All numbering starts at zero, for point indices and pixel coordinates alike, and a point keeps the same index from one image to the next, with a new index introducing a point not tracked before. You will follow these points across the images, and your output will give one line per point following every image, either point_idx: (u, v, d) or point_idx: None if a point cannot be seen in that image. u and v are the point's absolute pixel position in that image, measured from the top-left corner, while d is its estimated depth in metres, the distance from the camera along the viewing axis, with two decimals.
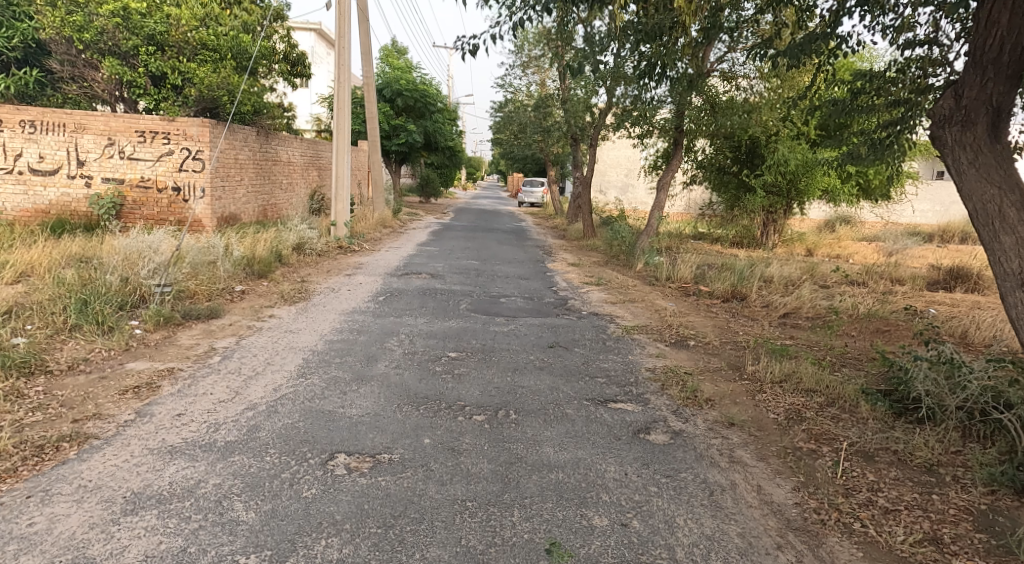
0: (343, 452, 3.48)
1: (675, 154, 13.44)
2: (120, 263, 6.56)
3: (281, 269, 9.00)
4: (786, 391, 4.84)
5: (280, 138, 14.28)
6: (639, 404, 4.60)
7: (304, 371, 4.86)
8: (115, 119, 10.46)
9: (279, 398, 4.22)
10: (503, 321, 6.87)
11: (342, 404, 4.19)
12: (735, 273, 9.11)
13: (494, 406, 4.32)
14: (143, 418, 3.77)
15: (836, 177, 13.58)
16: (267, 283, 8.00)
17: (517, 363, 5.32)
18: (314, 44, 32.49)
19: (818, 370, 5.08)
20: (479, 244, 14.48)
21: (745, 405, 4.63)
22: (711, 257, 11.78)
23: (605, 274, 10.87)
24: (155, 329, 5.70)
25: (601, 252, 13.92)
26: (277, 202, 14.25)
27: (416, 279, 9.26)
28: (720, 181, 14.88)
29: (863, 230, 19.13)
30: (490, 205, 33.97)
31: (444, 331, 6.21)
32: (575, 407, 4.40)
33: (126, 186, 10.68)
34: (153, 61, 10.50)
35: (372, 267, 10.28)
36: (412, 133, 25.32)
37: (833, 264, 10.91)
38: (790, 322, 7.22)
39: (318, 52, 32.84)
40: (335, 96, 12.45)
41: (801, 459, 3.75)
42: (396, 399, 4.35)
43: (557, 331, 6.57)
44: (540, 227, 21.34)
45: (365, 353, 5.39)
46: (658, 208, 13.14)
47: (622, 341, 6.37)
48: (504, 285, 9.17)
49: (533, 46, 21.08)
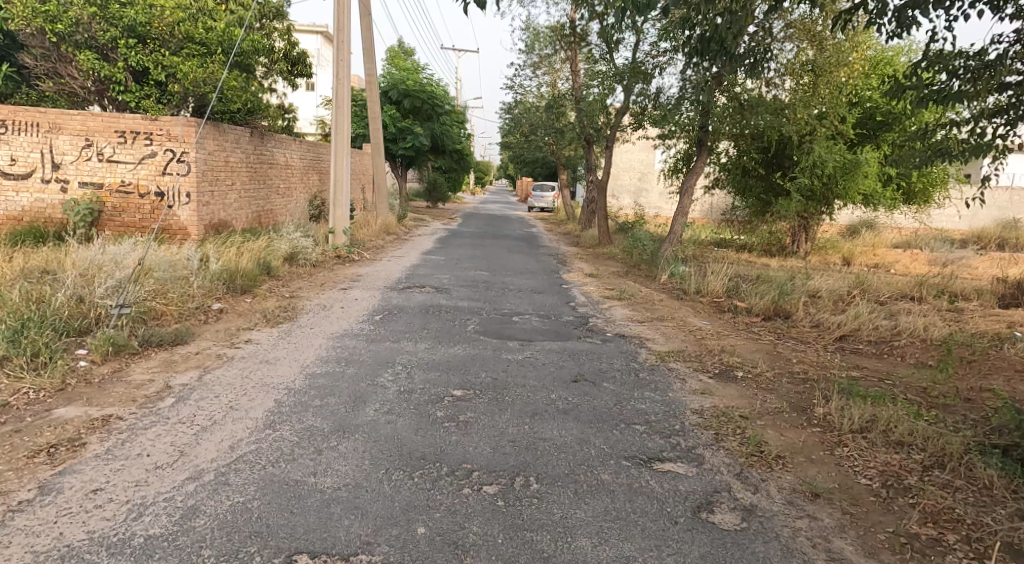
0: (305, 553, 2.55)
1: (698, 156, 12.59)
2: (76, 280, 5.71)
3: (269, 282, 8.13)
4: (873, 446, 3.88)
5: (276, 139, 13.49)
6: (692, 465, 3.65)
7: (274, 418, 3.92)
8: (93, 118, 9.63)
9: (234, 462, 3.29)
10: (516, 345, 5.94)
11: (314, 471, 3.26)
12: (775, 287, 8.17)
13: (509, 471, 3.39)
14: (45, 498, 2.84)
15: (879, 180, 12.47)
16: (250, 300, 7.09)
17: (536, 405, 4.37)
18: (320, 47, 32.36)
19: (909, 417, 4.13)
20: (488, 252, 13.53)
21: (827, 466, 3.68)
22: (741, 266, 10.83)
23: (626, 286, 9.96)
24: (104, 360, 4.80)
25: (619, 261, 12.96)
26: (273, 207, 13.36)
27: (418, 293, 8.35)
28: (744, 186, 13.92)
29: (894, 236, 18.14)
30: (500, 210, 33.08)
31: (448, 361, 5.29)
32: (612, 472, 3.46)
33: (105, 191, 9.83)
34: (133, 54, 9.60)
35: (371, 280, 9.35)
36: (419, 135, 24.52)
37: (879, 276, 9.94)
38: (848, 347, 6.25)
39: (325, 56, 32.73)
40: (332, 94, 11.57)
41: (925, 555, 2.80)
42: (384, 462, 3.41)
43: (580, 359, 5.63)
44: (552, 234, 20.42)
45: (351, 393, 4.45)
46: (681, 213, 12.20)
47: (657, 373, 5.40)
48: (516, 301, 8.24)
49: (547, 45, 20.25)
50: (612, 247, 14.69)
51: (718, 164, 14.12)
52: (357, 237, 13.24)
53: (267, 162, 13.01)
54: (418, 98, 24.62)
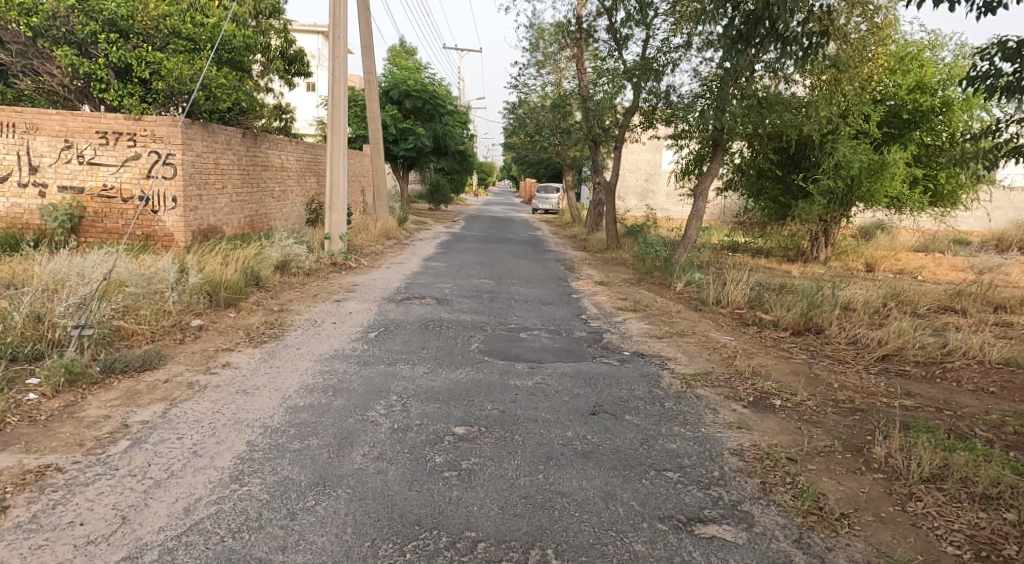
0: None
1: (713, 157, 12.04)
2: (34, 297, 5.12)
3: (257, 294, 7.55)
4: (952, 502, 3.29)
5: (271, 140, 12.93)
6: (740, 528, 3.06)
7: (244, 468, 3.33)
8: (72, 118, 9.05)
9: (187, 535, 2.70)
10: (526, 368, 5.35)
11: (284, 546, 2.68)
12: (804, 299, 7.57)
13: (523, 542, 2.80)
14: None
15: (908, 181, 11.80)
16: (233, 315, 6.51)
17: (551, 447, 3.78)
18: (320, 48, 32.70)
19: (988, 463, 3.54)
20: (493, 258, 12.95)
21: (901, 529, 3.09)
22: (761, 274, 10.22)
23: (639, 296, 9.37)
24: (57, 392, 4.22)
25: (630, 267, 12.37)
26: (267, 211, 12.78)
27: (418, 305, 7.77)
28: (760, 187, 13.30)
29: (912, 239, 17.53)
30: (504, 212, 32.50)
31: (449, 390, 4.70)
32: (646, 541, 2.87)
33: (86, 196, 9.25)
34: (114, 50, 8.99)
35: (368, 290, 8.78)
36: (421, 136, 23.97)
37: (911, 284, 9.33)
38: (894, 368, 5.66)
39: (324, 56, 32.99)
40: (327, 93, 11.02)
41: None
42: (371, 531, 2.83)
43: (597, 385, 5.03)
44: (557, 237, 19.85)
45: (338, 432, 3.87)
46: (696, 217, 11.59)
47: (685, 401, 4.81)
48: (523, 314, 7.65)
49: (553, 43, 19.71)
50: (622, 251, 14.09)
51: (733, 165, 13.50)
52: (355, 243, 12.67)
53: (261, 165, 12.43)
54: (421, 98, 24.02)
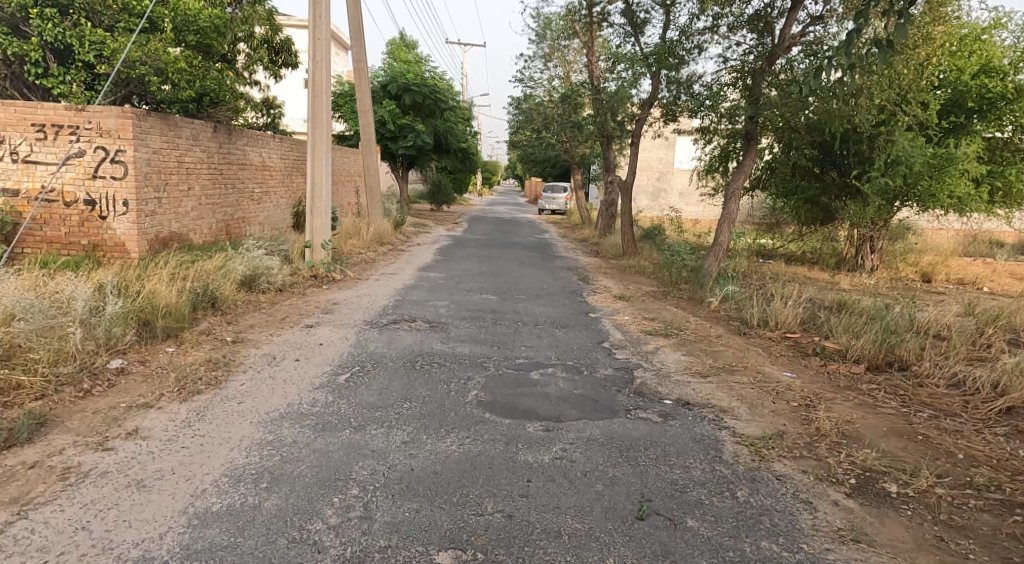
0: None
1: (746, 152, 10.72)
2: None
3: (209, 319, 6.25)
4: None
5: (249, 136, 11.64)
6: None
7: None
8: (4, 108, 7.74)
9: None
10: (540, 433, 4.03)
11: None
12: (879, 325, 6.23)
13: None
14: None
15: (972, 180, 10.41)
16: (169, 352, 5.21)
17: None
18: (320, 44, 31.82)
19: None
20: (497, 267, 11.62)
21: None
22: (808, 287, 8.88)
23: (667, 315, 8.04)
24: None
25: (651, 277, 11.05)
26: (244, 215, 11.49)
27: (405, 332, 6.45)
28: (795, 187, 11.97)
29: (955, 242, 16.14)
30: (509, 212, 31.20)
31: (436, 476, 3.38)
32: None
33: (21, 200, 7.90)
34: (48, 28, 7.67)
35: (350, 309, 7.47)
36: (421, 133, 22.70)
37: (989, 301, 7.98)
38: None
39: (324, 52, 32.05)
40: (309, 79, 9.68)
41: None
42: None
43: (637, 462, 3.70)
44: (566, 240, 18.54)
45: None
46: (727, 220, 10.25)
47: (762, 488, 3.47)
48: (533, 343, 6.33)
49: (562, 33, 18.36)
50: (640, 259, 12.76)
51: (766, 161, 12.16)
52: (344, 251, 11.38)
53: (236, 163, 11.13)
54: (421, 93, 22.65)
